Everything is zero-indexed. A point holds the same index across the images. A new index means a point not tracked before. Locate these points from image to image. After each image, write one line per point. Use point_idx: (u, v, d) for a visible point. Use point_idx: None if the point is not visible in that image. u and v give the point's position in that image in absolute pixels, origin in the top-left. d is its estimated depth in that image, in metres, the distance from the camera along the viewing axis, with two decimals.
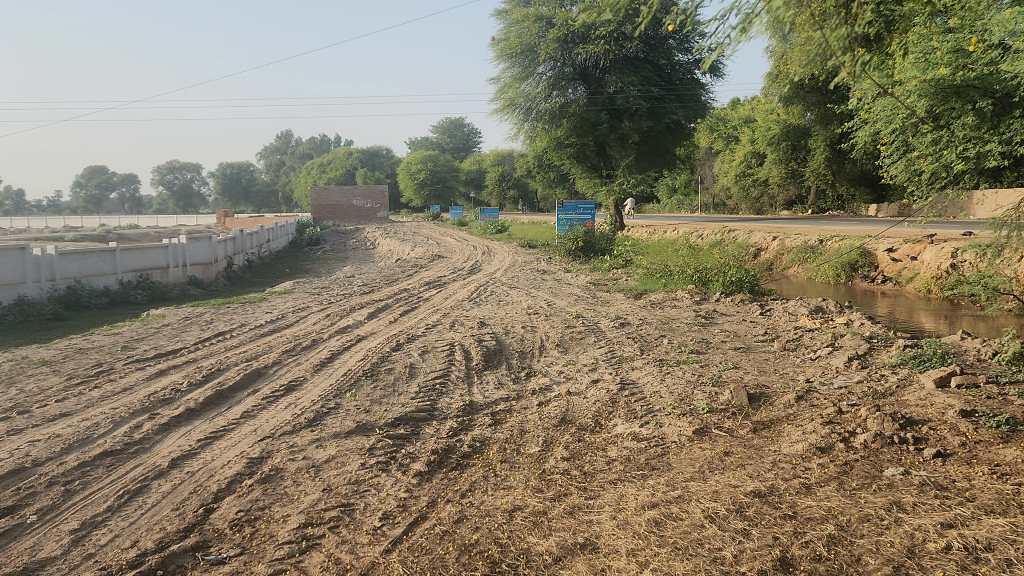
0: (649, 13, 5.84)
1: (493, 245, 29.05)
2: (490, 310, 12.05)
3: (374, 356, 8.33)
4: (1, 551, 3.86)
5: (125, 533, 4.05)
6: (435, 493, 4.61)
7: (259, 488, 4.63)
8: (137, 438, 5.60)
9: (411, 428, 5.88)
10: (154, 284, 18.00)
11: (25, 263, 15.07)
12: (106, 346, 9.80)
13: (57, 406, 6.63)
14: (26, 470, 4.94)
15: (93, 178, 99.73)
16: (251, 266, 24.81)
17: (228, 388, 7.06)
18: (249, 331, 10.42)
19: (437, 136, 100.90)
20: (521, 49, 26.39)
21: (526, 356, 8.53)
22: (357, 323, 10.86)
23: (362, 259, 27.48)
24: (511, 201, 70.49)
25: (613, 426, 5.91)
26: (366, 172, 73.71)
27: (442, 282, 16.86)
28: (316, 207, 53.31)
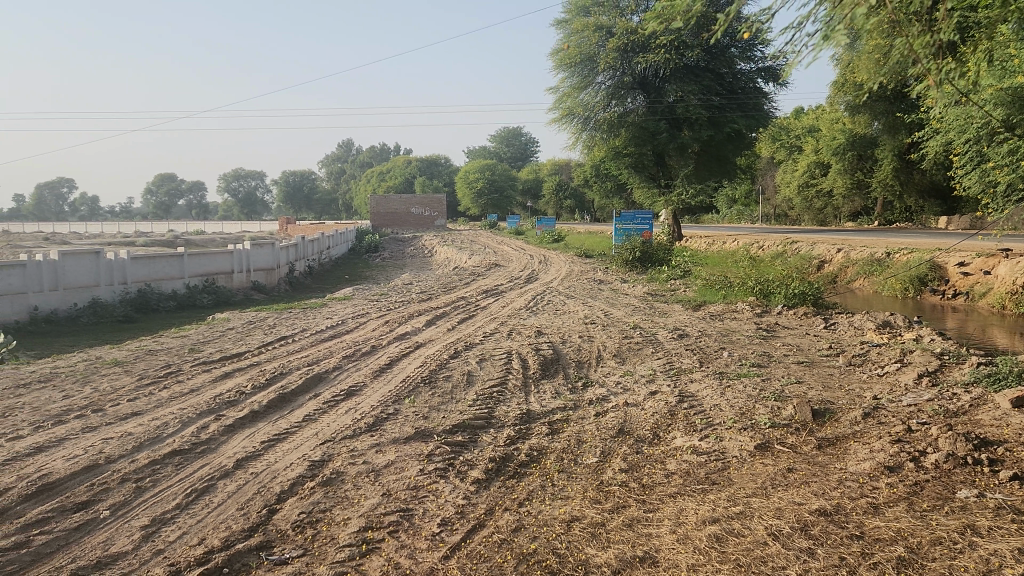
0: (725, 23, 5.81)
1: (550, 255, 29.05)
2: (547, 319, 12.07)
3: (432, 363, 8.40)
4: (77, 545, 4.00)
5: (192, 531, 4.16)
6: (493, 501, 4.62)
7: (320, 491, 4.71)
8: (203, 438, 5.76)
9: (469, 435, 5.92)
10: (220, 288, 18.50)
11: (99, 267, 15.71)
12: (174, 348, 10.12)
13: (129, 405, 6.86)
14: (99, 467, 5.13)
15: (164, 185, 103.27)
16: (312, 272, 25.29)
17: (291, 392, 7.21)
18: (310, 336, 10.62)
19: (495, 145, 101.45)
20: (580, 59, 26.35)
21: (583, 366, 8.51)
22: (415, 329, 10.98)
23: (420, 267, 27.78)
24: (568, 210, 70.46)
25: (671, 439, 5.84)
26: (425, 181, 74.49)
27: (500, 291, 16.92)
28: (374, 215, 53.68)
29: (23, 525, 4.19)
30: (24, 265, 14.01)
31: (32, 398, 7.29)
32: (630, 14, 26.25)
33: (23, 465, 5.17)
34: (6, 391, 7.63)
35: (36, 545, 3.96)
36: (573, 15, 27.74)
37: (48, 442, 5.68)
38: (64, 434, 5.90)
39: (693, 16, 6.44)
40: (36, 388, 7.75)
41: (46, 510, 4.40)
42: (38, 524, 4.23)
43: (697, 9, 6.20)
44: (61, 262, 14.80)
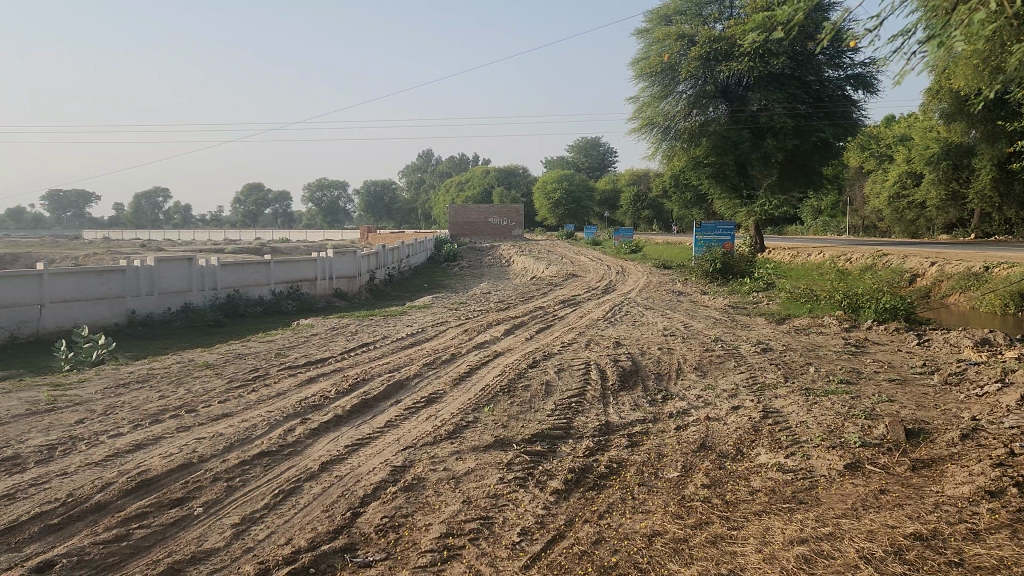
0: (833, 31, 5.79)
1: (628, 265, 28.83)
2: (625, 330, 11.98)
3: (511, 372, 8.45)
4: (172, 540, 4.17)
5: (280, 530, 4.29)
6: (573, 512, 4.60)
7: (402, 496, 4.79)
8: (290, 441, 5.93)
9: (548, 444, 5.92)
10: (303, 295, 19.01)
11: (191, 273, 16.37)
12: (262, 352, 10.46)
13: (220, 406, 7.13)
14: (193, 465, 5.34)
15: (252, 195, 106.99)
16: (392, 280, 25.75)
17: (373, 397, 7.35)
18: (391, 343, 10.81)
19: (574, 155, 101.38)
20: (661, 68, 26.21)
21: (663, 379, 8.40)
22: (494, 338, 11.06)
23: (498, 276, 27.97)
24: (646, 221, 69.88)
25: (755, 455, 5.71)
26: (503, 192, 74.93)
27: (578, 301, 16.90)
28: (453, 225, 54.37)
29: (123, 519, 4.39)
30: (123, 270, 14.76)
31: (132, 397, 7.66)
32: (713, 21, 26.11)
33: (123, 462, 5.43)
34: (107, 390, 8.02)
35: (135, 539, 4.15)
36: (654, 24, 27.65)
37: (145, 440, 5.94)
38: (161, 433, 6.17)
39: (794, 24, 6.42)
40: (134, 388, 8.13)
41: (144, 505, 4.60)
42: (136, 518, 4.43)
43: (800, 17, 6.18)
44: (157, 268, 15.52)
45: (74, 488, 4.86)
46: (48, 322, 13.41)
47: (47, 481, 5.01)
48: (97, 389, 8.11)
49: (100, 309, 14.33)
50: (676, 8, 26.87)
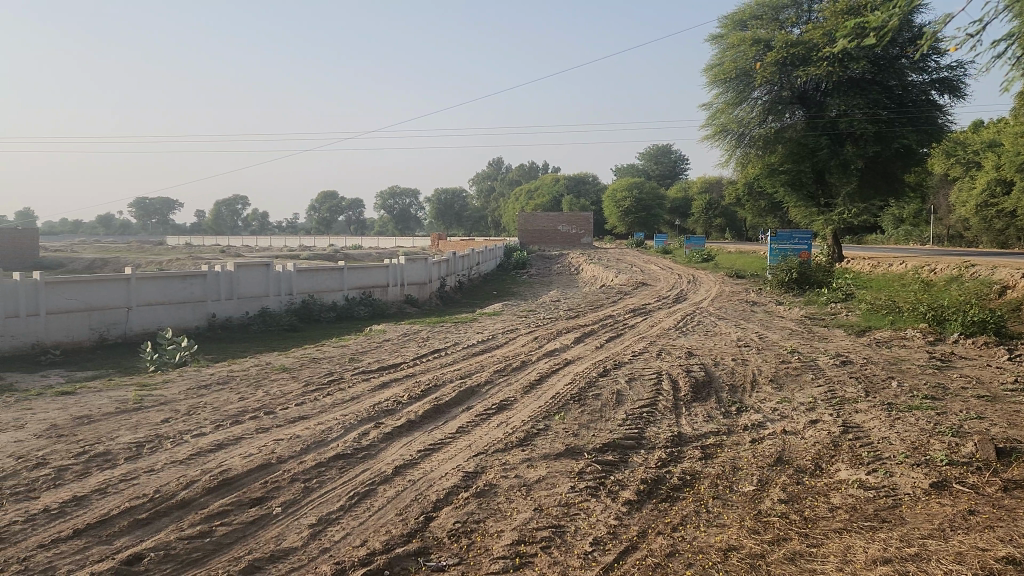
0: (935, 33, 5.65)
1: (699, 274, 28.42)
2: (697, 340, 11.80)
3: (581, 381, 8.40)
4: (252, 537, 4.29)
5: (356, 532, 4.37)
6: (646, 524, 4.55)
7: (474, 502, 4.82)
8: (364, 444, 6.04)
9: (619, 454, 5.87)
10: (375, 302, 19.31)
11: (268, 278, 16.86)
12: (336, 357, 10.68)
13: (297, 409, 7.31)
14: (272, 466, 5.49)
15: (326, 202, 109.64)
16: (461, 287, 26.01)
17: (445, 403, 7.43)
18: (462, 350, 10.90)
19: (644, 163, 100.44)
20: (735, 74, 25.97)
21: (737, 391, 8.24)
22: (564, 347, 11.03)
23: (567, 284, 27.94)
24: (718, 229, 68.77)
25: (835, 471, 5.55)
26: (573, 200, 74.75)
27: (648, 310, 16.74)
28: (523, 232, 54.55)
29: (206, 516, 4.54)
30: (204, 275, 15.31)
31: (212, 398, 7.93)
32: (790, 26, 25.85)
33: (206, 460, 5.62)
34: (190, 391, 8.31)
35: (217, 536, 4.28)
36: (729, 30, 27.26)
37: (226, 440, 6.14)
38: (241, 434, 6.36)
39: (888, 30, 6.30)
40: (216, 389, 8.41)
41: (226, 504, 4.75)
42: (219, 515, 4.57)
43: (895, 23, 6.04)
44: (236, 273, 16.03)
45: (160, 484, 5.06)
46: (134, 324, 13.98)
47: (136, 477, 5.23)
48: (182, 389, 8.41)
49: (183, 313, 14.88)
50: (751, 12, 26.44)
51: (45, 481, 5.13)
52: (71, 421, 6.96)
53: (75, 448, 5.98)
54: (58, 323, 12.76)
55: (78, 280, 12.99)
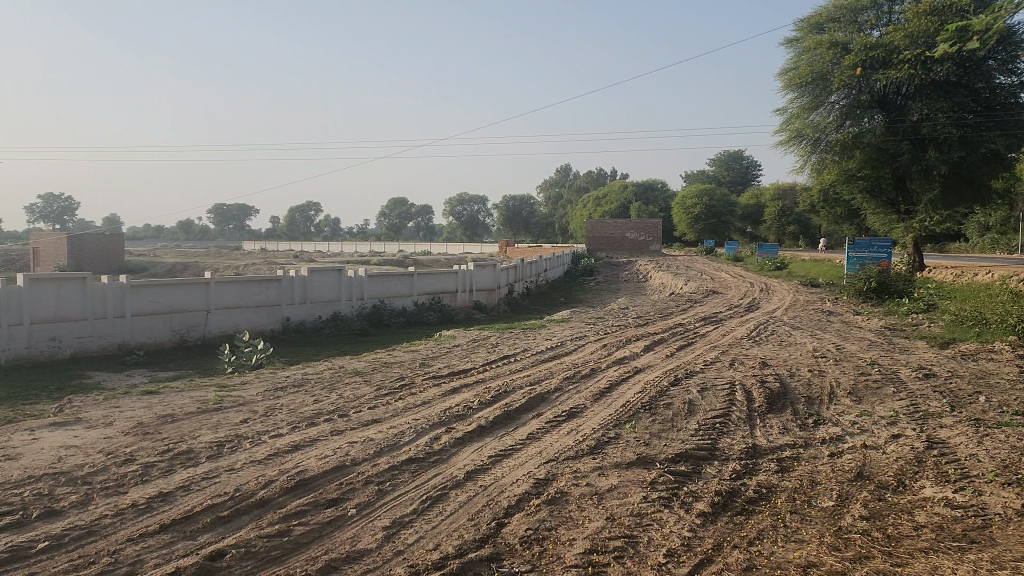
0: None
1: (772, 283, 27.82)
2: (771, 350, 11.52)
3: (652, 390, 8.30)
4: (328, 538, 4.38)
5: (429, 535, 4.41)
6: (721, 537, 4.47)
7: (545, 509, 4.82)
8: (436, 449, 6.10)
9: (692, 465, 5.79)
10: (444, 307, 19.46)
11: (340, 283, 17.21)
12: (406, 361, 10.83)
13: (370, 412, 7.44)
14: (346, 467, 5.61)
15: (396, 209, 111.50)
16: (529, 294, 26.08)
17: (515, 409, 7.45)
18: (531, 356, 10.91)
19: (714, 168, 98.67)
20: (811, 78, 25.40)
21: (814, 403, 8.02)
22: (633, 355, 10.93)
23: (635, 292, 27.72)
24: (791, 236, 67.21)
25: (919, 488, 5.36)
26: (641, 206, 74.05)
27: (720, 318, 16.46)
28: (589, 239, 54.16)
29: (284, 515, 4.66)
30: (279, 280, 15.73)
31: (289, 400, 8.13)
32: (870, 28, 25.17)
33: (283, 461, 5.76)
34: (267, 393, 8.54)
35: (295, 535, 4.39)
36: (804, 33, 26.78)
37: (302, 442, 6.28)
38: (316, 435, 6.51)
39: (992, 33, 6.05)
40: (292, 391, 8.64)
41: (303, 504, 4.86)
42: (296, 515, 4.69)
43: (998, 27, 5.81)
44: (310, 278, 16.40)
45: (240, 483, 5.21)
46: (213, 327, 14.44)
47: (218, 475, 5.40)
48: (259, 391, 8.66)
49: (259, 316, 15.31)
50: (829, 15, 25.92)
51: (133, 477, 5.34)
52: (155, 420, 7.23)
53: (160, 445, 6.21)
54: (141, 324, 13.28)
55: (161, 283, 13.52)
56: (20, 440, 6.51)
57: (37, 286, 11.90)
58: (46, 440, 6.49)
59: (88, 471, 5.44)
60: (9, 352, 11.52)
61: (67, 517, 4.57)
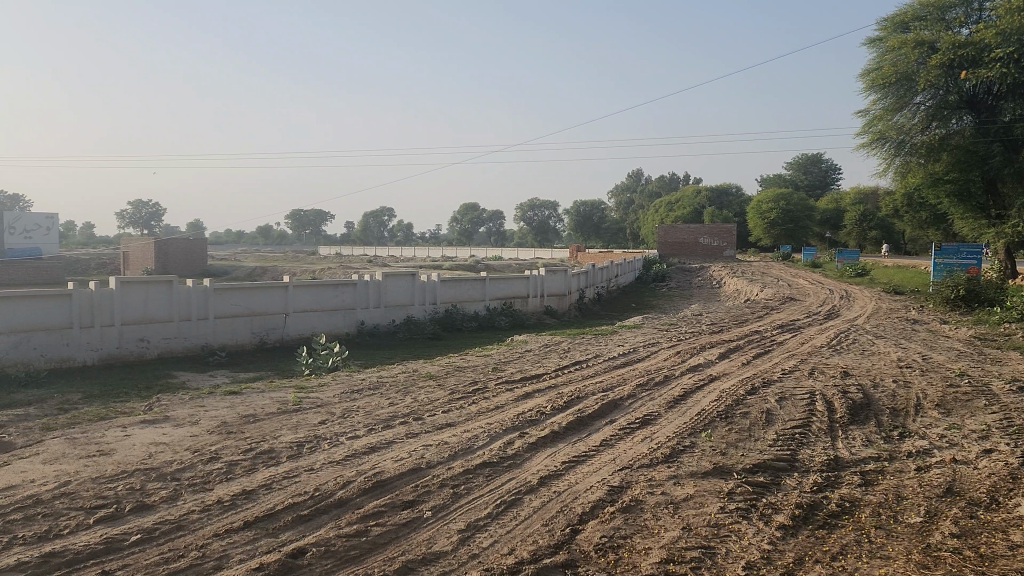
0: None
1: (852, 290, 26.95)
2: (853, 359, 11.16)
3: (728, 399, 8.14)
4: (405, 539, 4.45)
5: (503, 540, 4.43)
6: (803, 551, 4.36)
7: (620, 517, 4.78)
8: (510, 454, 6.12)
9: (771, 476, 5.66)
10: (515, 312, 19.53)
11: (414, 288, 17.45)
12: (479, 366, 10.91)
13: (444, 416, 7.52)
14: (421, 470, 5.67)
15: (467, 214, 112.53)
16: (601, 300, 25.95)
17: (588, 416, 7.42)
18: (603, 363, 10.85)
19: (792, 172, 96.07)
20: (895, 78, 24.52)
21: (899, 415, 7.74)
22: (708, 362, 10.75)
23: (709, 298, 27.27)
24: (873, 242, 64.94)
25: (1014, 506, 5.11)
26: (715, 211, 72.71)
27: (798, 326, 16.04)
28: (661, 245, 53.05)
29: (362, 515, 4.75)
30: (354, 284, 16.06)
31: (365, 402, 8.28)
32: (958, 26, 24.42)
33: (360, 462, 5.88)
34: (343, 395, 8.72)
35: (372, 535, 4.46)
36: (887, 33, 25.89)
37: (379, 444, 6.39)
38: (391, 438, 6.61)
39: None
40: (368, 394, 8.79)
41: (380, 505, 4.94)
42: (374, 516, 4.77)
43: None
44: (384, 282, 16.69)
45: (319, 483, 5.33)
46: (291, 330, 14.84)
47: (298, 475, 5.54)
48: (337, 393, 8.85)
49: (335, 320, 15.66)
50: (913, 14, 25.15)
51: (218, 474, 5.52)
52: (238, 419, 7.46)
53: (244, 444, 6.41)
54: (223, 326, 13.74)
55: (242, 287, 13.94)
56: (113, 436, 6.82)
57: (127, 288, 12.42)
58: (136, 437, 6.77)
59: (176, 468, 5.65)
60: (102, 352, 12.06)
61: (157, 512, 4.77)
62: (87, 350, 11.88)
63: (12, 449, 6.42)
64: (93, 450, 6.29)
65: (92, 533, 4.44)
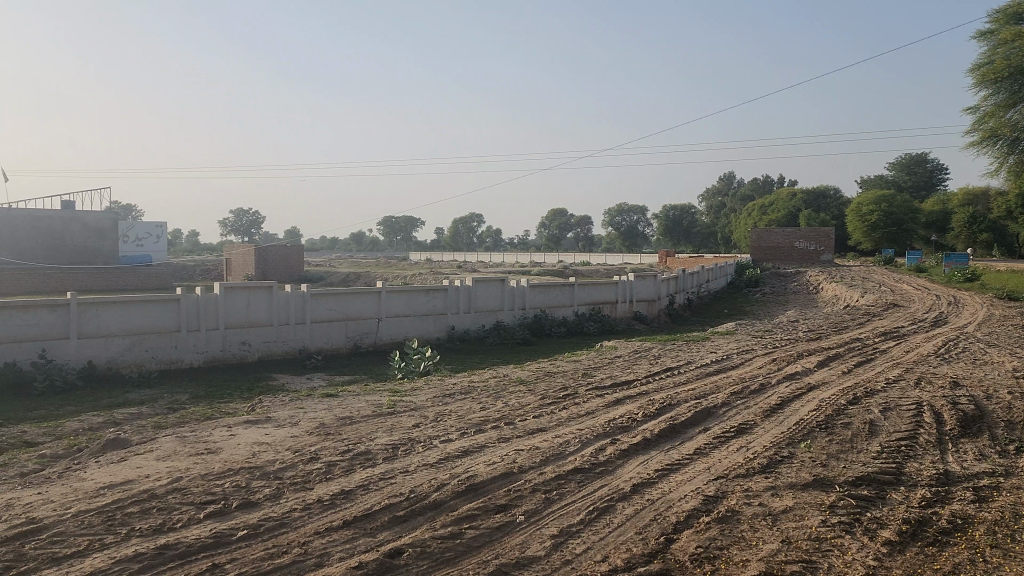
0: None
1: (961, 296, 25.61)
2: (964, 369, 10.59)
3: (828, 408, 7.87)
4: (498, 543, 4.48)
5: (596, 547, 4.41)
6: (912, 569, 4.18)
7: (716, 527, 4.69)
8: (601, 460, 6.09)
9: (876, 489, 5.44)
10: (604, 318, 19.43)
11: (503, 293, 17.59)
12: (569, 371, 10.91)
13: (535, 421, 7.54)
14: (514, 475, 5.71)
15: (555, 219, 112.70)
16: (691, 306, 25.53)
17: (681, 423, 7.30)
18: (695, 370, 10.66)
19: (895, 173, 92.00)
20: (1008, 72, 23.23)
21: (1015, 428, 7.32)
22: (806, 370, 10.42)
23: (805, 304, 26.42)
24: (984, 245, 61.47)
25: None
26: (811, 214, 70.34)
27: (902, 334, 15.32)
28: (755, 249, 51.27)
29: (456, 518, 4.81)
30: (445, 290, 16.32)
31: (457, 406, 8.40)
32: None
33: (454, 465, 5.96)
34: (436, 399, 8.87)
35: (467, 538, 4.52)
36: (1000, 24, 24.54)
37: (471, 448, 6.45)
38: (484, 442, 6.67)
39: None
40: (460, 398, 8.92)
41: (474, 508, 4.99)
42: (467, 519, 4.82)
43: None
44: (474, 288, 16.89)
45: (414, 485, 5.43)
46: (384, 334, 15.18)
47: (393, 476, 5.66)
48: (429, 397, 9.01)
49: (426, 325, 15.95)
50: None
51: (318, 474, 5.70)
52: (336, 421, 7.69)
53: (341, 445, 6.60)
54: (320, 330, 14.18)
55: (338, 293, 14.36)
56: (219, 435, 7.12)
57: (232, 294, 12.97)
58: (241, 436, 7.05)
59: (278, 468, 5.87)
60: (207, 354, 12.63)
61: (261, 509, 4.95)
62: (194, 352, 12.47)
63: (128, 446, 6.79)
64: (202, 448, 6.58)
65: (202, 527, 4.64)
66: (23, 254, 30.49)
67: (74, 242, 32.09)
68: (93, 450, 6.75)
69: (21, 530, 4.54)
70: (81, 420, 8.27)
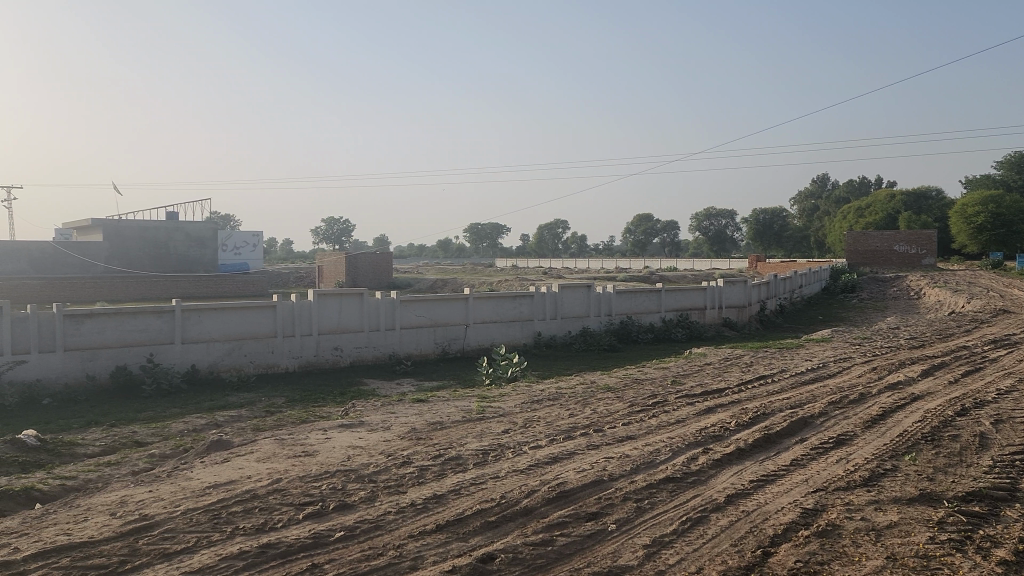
0: None
1: None
2: None
3: (934, 420, 7.51)
4: (590, 551, 4.46)
5: (690, 558, 4.34)
6: None
7: (816, 541, 4.54)
8: (694, 469, 5.99)
9: (988, 506, 5.16)
10: (692, 324, 19.12)
11: (589, 299, 17.51)
12: (658, 378, 10.76)
13: (625, 428, 7.47)
14: (605, 482, 5.67)
15: (641, 224, 111.40)
16: (783, 312, 24.82)
17: (776, 433, 7.09)
18: (790, 378, 10.34)
19: (1003, 173, 87.02)
20: None
21: None
22: (909, 379, 9.97)
23: (907, 311, 25.23)
24: None
25: None
26: (911, 216, 67.25)
27: (1013, 341, 14.47)
28: (850, 253, 49.43)
29: (547, 525, 4.81)
30: (532, 296, 16.36)
31: (545, 413, 8.40)
32: None
33: (543, 472, 5.96)
34: (524, 405, 8.89)
35: (559, 545, 4.52)
36: None
37: (561, 454, 6.46)
38: (573, 449, 6.65)
39: None
40: (547, 405, 8.92)
41: (565, 515, 4.99)
42: (558, 526, 4.83)
43: None
44: (560, 295, 16.88)
45: (505, 491, 5.45)
46: (471, 340, 15.33)
47: (484, 482, 5.70)
48: (518, 403, 9.04)
49: (511, 331, 16.02)
50: None
51: (410, 478, 5.80)
52: (427, 426, 7.81)
53: (432, 450, 6.69)
54: (409, 336, 14.44)
55: (426, 299, 14.57)
56: (316, 438, 7.34)
57: (325, 300, 13.36)
58: (337, 440, 7.25)
59: (373, 471, 6.00)
60: (302, 359, 13.05)
61: (357, 511, 5.08)
62: (290, 356, 12.89)
63: (231, 447, 7.07)
64: (300, 451, 6.80)
65: (301, 527, 4.80)
66: (131, 263, 32.04)
67: (178, 252, 33.56)
68: (198, 450, 7.07)
69: (134, 526, 4.78)
70: (187, 421, 8.68)
